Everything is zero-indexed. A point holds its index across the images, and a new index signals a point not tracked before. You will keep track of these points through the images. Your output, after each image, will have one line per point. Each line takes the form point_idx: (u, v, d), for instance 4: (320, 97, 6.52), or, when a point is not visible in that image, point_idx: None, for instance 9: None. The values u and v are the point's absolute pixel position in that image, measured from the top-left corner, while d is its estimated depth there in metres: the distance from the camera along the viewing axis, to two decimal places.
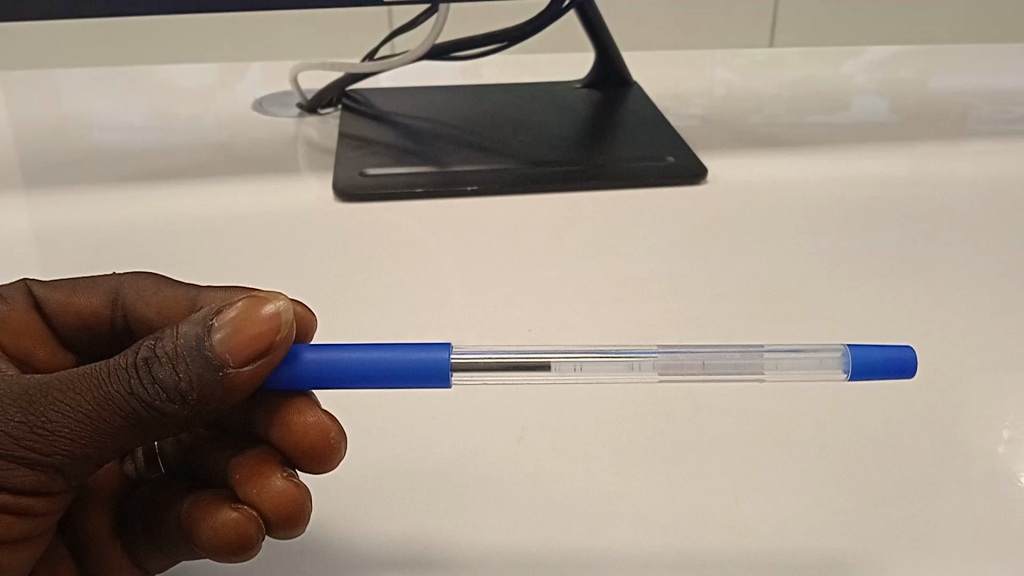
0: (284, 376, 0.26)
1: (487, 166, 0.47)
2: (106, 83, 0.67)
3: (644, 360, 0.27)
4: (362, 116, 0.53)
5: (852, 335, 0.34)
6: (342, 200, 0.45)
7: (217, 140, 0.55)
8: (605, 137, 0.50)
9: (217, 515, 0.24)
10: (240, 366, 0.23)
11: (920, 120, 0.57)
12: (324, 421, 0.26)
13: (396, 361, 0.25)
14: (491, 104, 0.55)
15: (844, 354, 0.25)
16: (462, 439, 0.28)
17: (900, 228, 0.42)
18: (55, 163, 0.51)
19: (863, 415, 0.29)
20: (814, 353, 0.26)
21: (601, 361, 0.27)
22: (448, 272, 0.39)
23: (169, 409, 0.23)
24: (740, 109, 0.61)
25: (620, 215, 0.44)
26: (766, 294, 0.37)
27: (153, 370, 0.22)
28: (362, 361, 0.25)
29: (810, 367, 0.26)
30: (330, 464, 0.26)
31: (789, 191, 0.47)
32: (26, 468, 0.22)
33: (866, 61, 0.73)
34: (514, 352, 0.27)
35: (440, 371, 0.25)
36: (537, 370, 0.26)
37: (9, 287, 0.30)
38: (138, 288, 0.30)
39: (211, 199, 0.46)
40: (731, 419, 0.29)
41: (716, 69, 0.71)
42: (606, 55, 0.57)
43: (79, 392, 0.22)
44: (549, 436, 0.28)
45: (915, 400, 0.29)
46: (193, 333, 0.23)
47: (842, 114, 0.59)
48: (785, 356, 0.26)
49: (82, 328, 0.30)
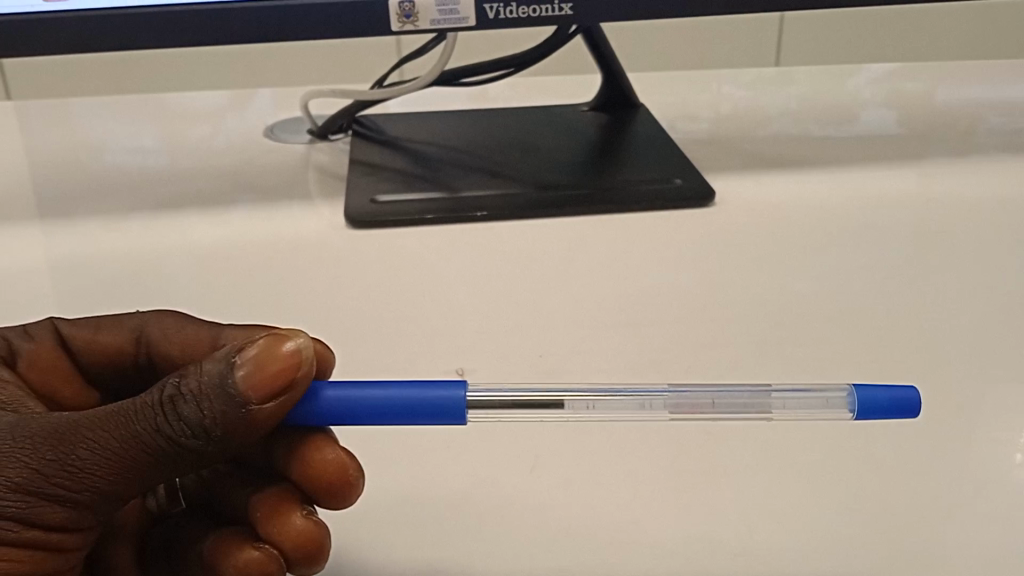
0: (306, 412, 0.26)
1: (497, 191, 0.47)
2: (122, 111, 0.68)
3: (654, 398, 0.27)
4: (372, 143, 0.54)
5: (865, 359, 0.34)
6: (353, 227, 0.46)
7: (229, 167, 0.55)
8: (613, 161, 0.50)
9: (240, 553, 0.26)
10: (262, 402, 0.24)
11: (927, 134, 0.58)
12: (346, 459, 0.26)
13: (413, 401, 0.26)
14: (500, 129, 0.55)
15: (850, 394, 0.26)
16: (476, 470, 0.29)
17: (909, 247, 0.43)
18: (70, 193, 0.51)
19: (874, 438, 0.29)
20: (821, 394, 0.26)
21: (612, 400, 0.27)
22: (461, 298, 0.39)
23: (194, 446, 0.23)
24: (749, 127, 0.62)
25: (631, 240, 0.44)
26: (776, 317, 0.37)
27: (178, 408, 0.23)
28: (382, 400, 0.26)
29: (817, 407, 0.26)
30: (349, 500, 0.26)
31: (799, 211, 0.47)
32: (57, 504, 0.23)
33: (872, 76, 0.73)
34: (529, 389, 0.27)
35: (458, 410, 0.26)
36: (552, 408, 0.27)
37: (35, 324, 0.30)
38: (162, 326, 0.30)
39: (225, 228, 0.46)
40: (742, 447, 0.29)
41: (723, 88, 0.72)
42: (614, 79, 0.58)
43: (107, 429, 0.23)
44: (563, 465, 0.29)
45: (928, 423, 0.30)
46: (216, 370, 0.24)
47: (851, 130, 0.60)
48: (792, 397, 0.26)
49: (106, 364, 0.31)
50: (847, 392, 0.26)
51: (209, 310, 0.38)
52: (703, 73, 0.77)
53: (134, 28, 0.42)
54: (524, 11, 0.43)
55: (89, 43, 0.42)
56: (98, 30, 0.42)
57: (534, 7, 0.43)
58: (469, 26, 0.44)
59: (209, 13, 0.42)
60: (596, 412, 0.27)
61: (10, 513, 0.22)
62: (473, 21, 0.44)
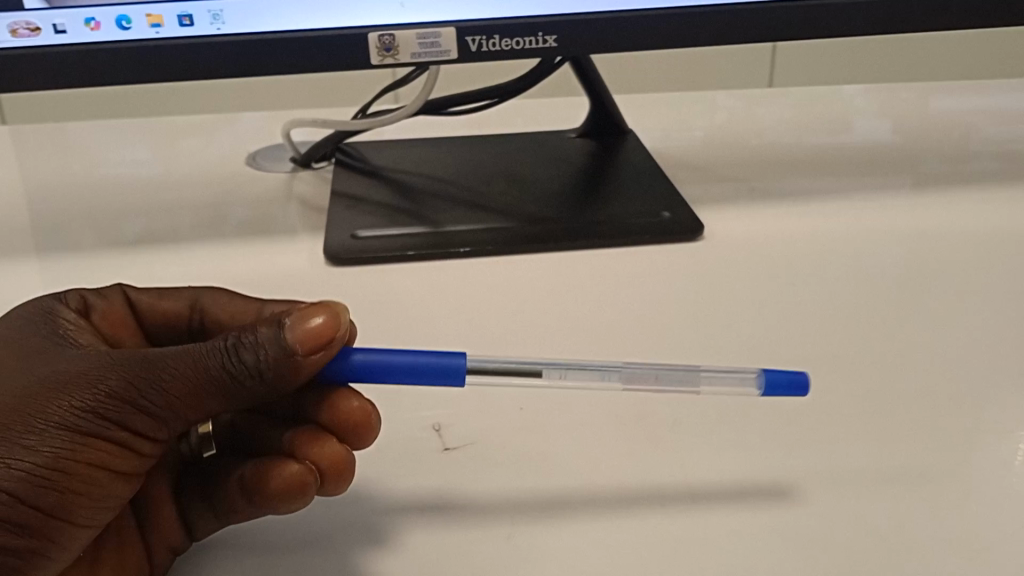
0: (334, 370, 0.30)
1: (481, 226, 0.46)
2: (107, 139, 0.67)
3: (612, 372, 0.32)
4: (354, 173, 0.53)
5: (860, 424, 0.33)
6: (333, 264, 0.44)
7: (216, 198, 0.54)
8: (599, 194, 0.49)
9: (279, 468, 0.28)
10: (308, 354, 0.27)
11: (918, 171, 0.58)
12: (368, 408, 0.30)
13: (422, 363, 0.30)
14: (485, 158, 0.54)
15: (758, 376, 0.31)
16: (460, 537, 0.28)
17: (901, 283, 0.42)
18: (55, 227, 0.50)
19: (857, 513, 0.29)
20: (736, 374, 0.31)
21: (583, 371, 0.31)
22: (448, 334, 0.39)
23: (250, 387, 0.27)
24: (739, 162, 0.61)
25: (618, 277, 0.43)
26: (771, 360, 0.36)
27: (240, 353, 0.26)
28: (400, 363, 0.30)
29: (734, 385, 0.31)
30: (367, 438, 0.30)
31: (789, 248, 0.46)
32: (142, 415, 0.26)
33: (865, 113, 0.73)
34: (513, 359, 0.31)
35: (457, 372, 0.30)
36: (532, 377, 0.31)
37: (107, 288, 0.34)
38: (216, 297, 0.34)
39: (209, 264, 0.46)
40: (729, 515, 0.29)
41: (716, 121, 0.71)
42: (602, 106, 0.57)
43: (183, 361, 0.26)
44: (545, 534, 0.28)
45: (913, 500, 0.29)
46: (270, 329, 0.27)
47: (843, 167, 0.59)
48: (716, 373, 0.31)
49: (163, 326, 0.34)
50: (755, 374, 0.31)
51: None
52: (697, 104, 0.76)
53: (106, 64, 0.41)
54: (506, 44, 0.43)
55: (64, 75, 0.41)
56: (74, 60, 0.41)
57: (518, 39, 0.43)
58: (451, 59, 0.43)
59: (185, 49, 0.41)
60: (570, 380, 0.31)
61: (108, 416, 0.25)
62: (455, 54, 0.43)
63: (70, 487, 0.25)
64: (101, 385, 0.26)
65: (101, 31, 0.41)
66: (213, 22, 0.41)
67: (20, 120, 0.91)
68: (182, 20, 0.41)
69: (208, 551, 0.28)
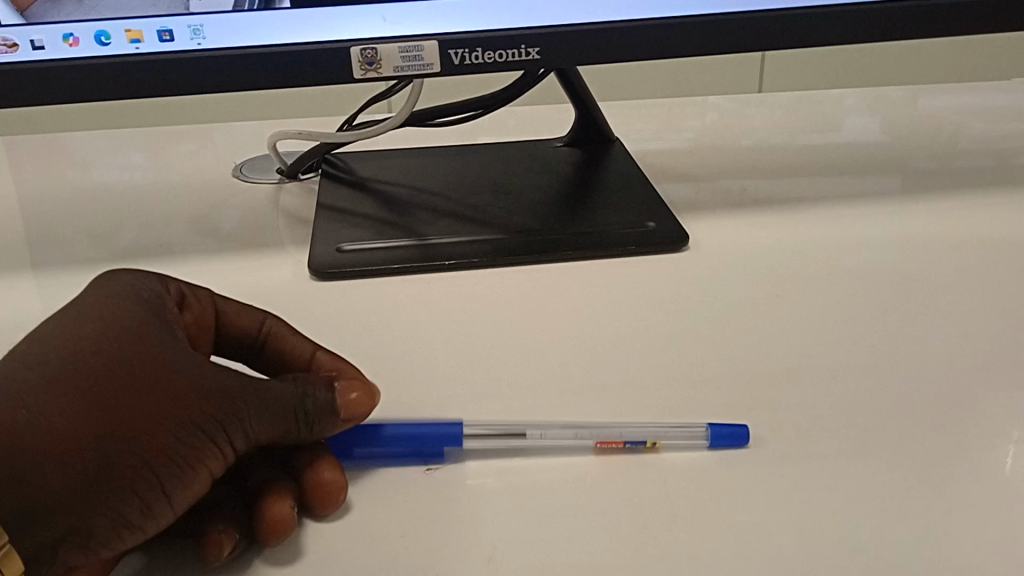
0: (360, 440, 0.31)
1: (466, 238, 0.46)
2: (95, 150, 0.67)
3: (583, 430, 0.32)
4: (340, 184, 0.53)
5: (849, 436, 0.32)
6: (317, 278, 0.44)
7: (200, 210, 0.54)
8: (584, 204, 0.49)
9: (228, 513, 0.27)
10: (343, 420, 0.29)
11: (904, 173, 0.58)
12: (340, 485, 0.29)
13: (431, 432, 0.31)
14: (471, 168, 0.54)
15: (707, 429, 0.32)
16: (437, 547, 0.27)
17: (887, 291, 0.42)
18: (37, 241, 0.50)
19: (849, 528, 0.28)
20: (687, 428, 0.32)
21: (561, 431, 0.32)
22: (431, 349, 0.38)
23: (301, 434, 0.28)
24: (727, 166, 0.61)
25: (604, 289, 0.43)
26: (754, 370, 0.36)
27: (312, 401, 0.28)
28: (417, 431, 0.31)
29: (685, 439, 0.32)
30: (325, 513, 0.29)
31: (775, 256, 0.46)
32: (245, 438, 0.27)
33: (852, 114, 0.73)
34: (496, 423, 0.32)
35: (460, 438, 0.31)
36: (515, 437, 0.32)
37: (197, 286, 0.33)
38: (286, 333, 0.33)
39: (190, 278, 0.45)
40: (708, 524, 0.28)
41: (705, 126, 0.72)
42: (587, 116, 0.57)
43: (281, 399, 0.28)
44: (521, 543, 0.27)
45: (904, 515, 0.28)
46: (325, 386, 0.29)
47: (828, 169, 0.60)
48: (672, 428, 0.32)
49: (231, 339, 0.33)
50: (703, 428, 0.32)
51: None
52: (687, 109, 0.76)
53: (86, 80, 0.41)
54: (490, 56, 0.43)
55: (42, 92, 0.41)
56: (51, 77, 0.40)
57: (500, 52, 0.43)
58: (434, 72, 0.43)
59: (164, 64, 0.41)
60: (547, 441, 0.32)
61: (229, 429, 0.26)
62: (438, 67, 0.43)
63: (190, 488, 0.25)
64: (230, 400, 0.26)
65: (80, 47, 0.40)
66: (194, 37, 0.41)
67: (18, 133, 0.92)
68: (162, 36, 0.41)
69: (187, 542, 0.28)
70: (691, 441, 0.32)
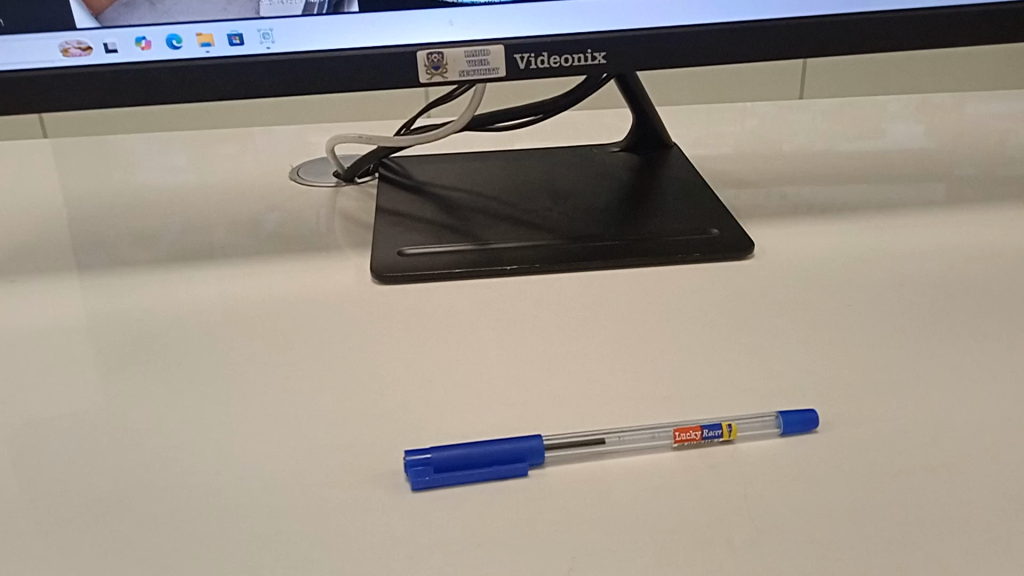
0: (440, 461, 0.31)
1: (527, 243, 0.46)
2: (151, 153, 0.67)
3: (662, 431, 0.32)
4: (398, 188, 0.53)
5: (931, 449, 0.31)
6: (379, 282, 0.44)
7: (258, 212, 0.54)
8: (646, 210, 0.49)
9: None
10: None
11: (963, 180, 0.57)
12: None
13: (515, 451, 0.31)
14: (529, 173, 0.54)
15: (778, 418, 0.33)
16: (516, 552, 0.27)
17: (955, 300, 0.42)
18: (99, 243, 0.51)
19: (935, 542, 0.27)
20: (756, 418, 0.33)
21: (638, 433, 0.32)
22: (497, 354, 0.38)
23: None
24: (774, 171, 0.61)
25: (668, 296, 0.42)
26: (826, 380, 0.36)
27: None
28: (501, 450, 0.31)
29: (754, 429, 0.32)
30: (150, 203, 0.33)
31: (840, 263, 0.45)
32: None
33: (894, 119, 0.72)
34: (577, 432, 0.32)
35: (538, 452, 0.31)
36: (594, 444, 0.32)
37: None
38: None
39: (254, 281, 0.45)
40: (790, 536, 0.28)
41: (746, 130, 0.71)
42: (646, 120, 0.56)
43: None
44: (601, 550, 0.27)
45: (994, 530, 0.28)
46: None
47: (886, 176, 0.59)
48: (743, 422, 0.32)
49: None
50: (773, 416, 0.33)
51: (231, 384, 0.37)
52: (727, 114, 0.76)
53: (154, 83, 0.41)
54: (556, 60, 0.43)
55: (112, 95, 0.41)
56: (121, 81, 0.41)
57: (566, 56, 0.43)
58: (500, 77, 0.43)
59: (232, 67, 0.41)
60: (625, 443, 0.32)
61: None
62: (504, 72, 0.43)
63: None
64: None
65: (151, 50, 0.41)
66: (262, 41, 0.41)
67: (64, 137, 0.95)
68: (231, 40, 0.41)
69: (270, 549, 0.28)
70: (763, 429, 0.32)
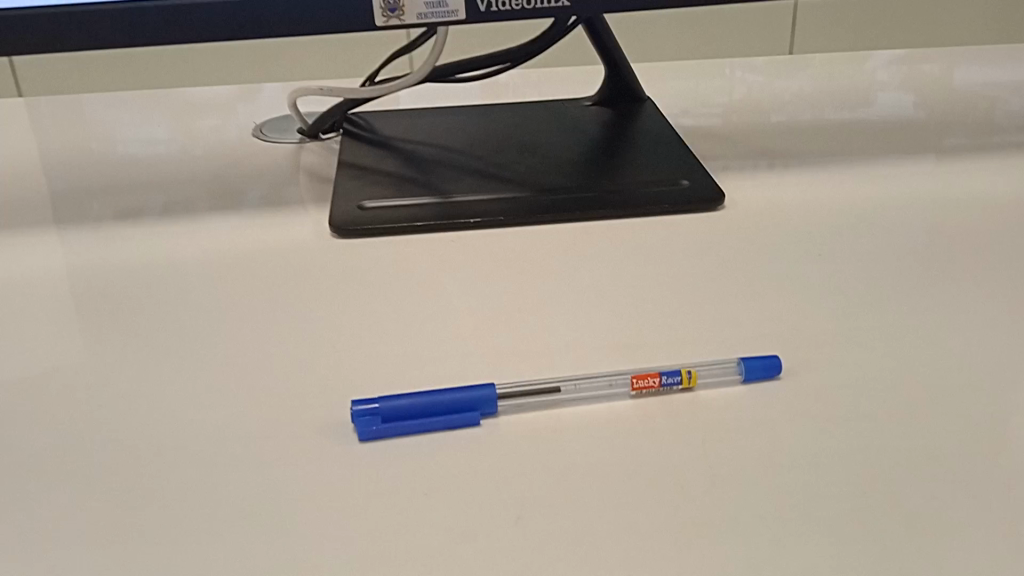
0: (387, 411, 0.29)
1: (492, 196, 0.45)
2: (113, 111, 0.65)
3: (618, 378, 0.31)
4: (361, 142, 0.51)
5: (898, 397, 0.30)
6: (338, 235, 0.43)
7: (218, 169, 0.53)
8: (615, 162, 0.47)
9: None
10: None
11: (941, 145, 0.56)
12: None
13: (465, 399, 0.30)
14: (497, 127, 0.53)
15: (738, 364, 0.31)
16: (462, 502, 0.26)
17: (929, 252, 0.40)
18: (51, 199, 0.49)
19: (899, 490, 0.26)
20: (717, 365, 0.32)
21: (594, 381, 0.31)
22: (454, 307, 0.37)
23: None
24: (756, 138, 0.59)
25: (635, 248, 0.41)
26: (794, 330, 0.34)
27: None
28: (451, 399, 0.30)
29: (715, 377, 0.31)
30: None
31: (812, 216, 0.44)
32: None
33: (878, 87, 0.71)
34: (532, 381, 0.31)
35: (490, 401, 0.30)
36: (549, 393, 0.30)
37: None
38: None
39: (207, 235, 0.44)
40: (749, 484, 0.26)
41: (727, 98, 0.69)
42: (618, 72, 0.55)
43: None
44: (551, 501, 0.26)
45: (961, 477, 0.27)
46: None
47: (863, 139, 0.58)
48: (703, 369, 0.31)
49: None
50: (734, 363, 0.32)
51: (177, 335, 0.35)
52: (708, 80, 0.74)
53: (97, 25, 0.39)
54: (519, 2, 0.41)
55: (53, 39, 0.39)
56: (62, 23, 0.39)
57: None
58: (460, 19, 0.41)
59: (179, 10, 0.39)
60: (580, 391, 0.31)
61: None
62: (464, 14, 0.41)
63: None
64: None
65: None
66: None
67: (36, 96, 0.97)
68: None
69: (204, 502, 0.27)
70: (724, 377, 0.31)
